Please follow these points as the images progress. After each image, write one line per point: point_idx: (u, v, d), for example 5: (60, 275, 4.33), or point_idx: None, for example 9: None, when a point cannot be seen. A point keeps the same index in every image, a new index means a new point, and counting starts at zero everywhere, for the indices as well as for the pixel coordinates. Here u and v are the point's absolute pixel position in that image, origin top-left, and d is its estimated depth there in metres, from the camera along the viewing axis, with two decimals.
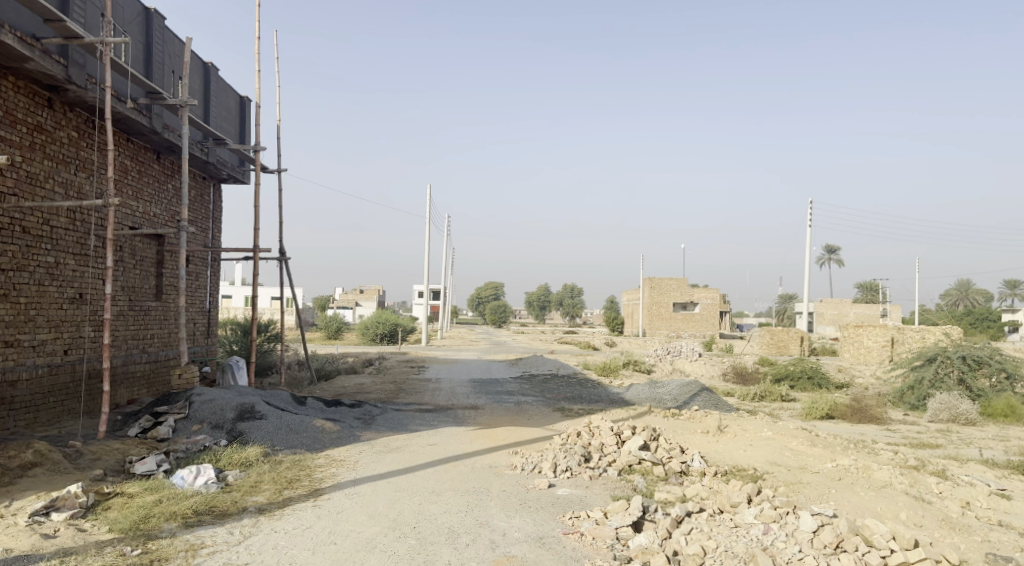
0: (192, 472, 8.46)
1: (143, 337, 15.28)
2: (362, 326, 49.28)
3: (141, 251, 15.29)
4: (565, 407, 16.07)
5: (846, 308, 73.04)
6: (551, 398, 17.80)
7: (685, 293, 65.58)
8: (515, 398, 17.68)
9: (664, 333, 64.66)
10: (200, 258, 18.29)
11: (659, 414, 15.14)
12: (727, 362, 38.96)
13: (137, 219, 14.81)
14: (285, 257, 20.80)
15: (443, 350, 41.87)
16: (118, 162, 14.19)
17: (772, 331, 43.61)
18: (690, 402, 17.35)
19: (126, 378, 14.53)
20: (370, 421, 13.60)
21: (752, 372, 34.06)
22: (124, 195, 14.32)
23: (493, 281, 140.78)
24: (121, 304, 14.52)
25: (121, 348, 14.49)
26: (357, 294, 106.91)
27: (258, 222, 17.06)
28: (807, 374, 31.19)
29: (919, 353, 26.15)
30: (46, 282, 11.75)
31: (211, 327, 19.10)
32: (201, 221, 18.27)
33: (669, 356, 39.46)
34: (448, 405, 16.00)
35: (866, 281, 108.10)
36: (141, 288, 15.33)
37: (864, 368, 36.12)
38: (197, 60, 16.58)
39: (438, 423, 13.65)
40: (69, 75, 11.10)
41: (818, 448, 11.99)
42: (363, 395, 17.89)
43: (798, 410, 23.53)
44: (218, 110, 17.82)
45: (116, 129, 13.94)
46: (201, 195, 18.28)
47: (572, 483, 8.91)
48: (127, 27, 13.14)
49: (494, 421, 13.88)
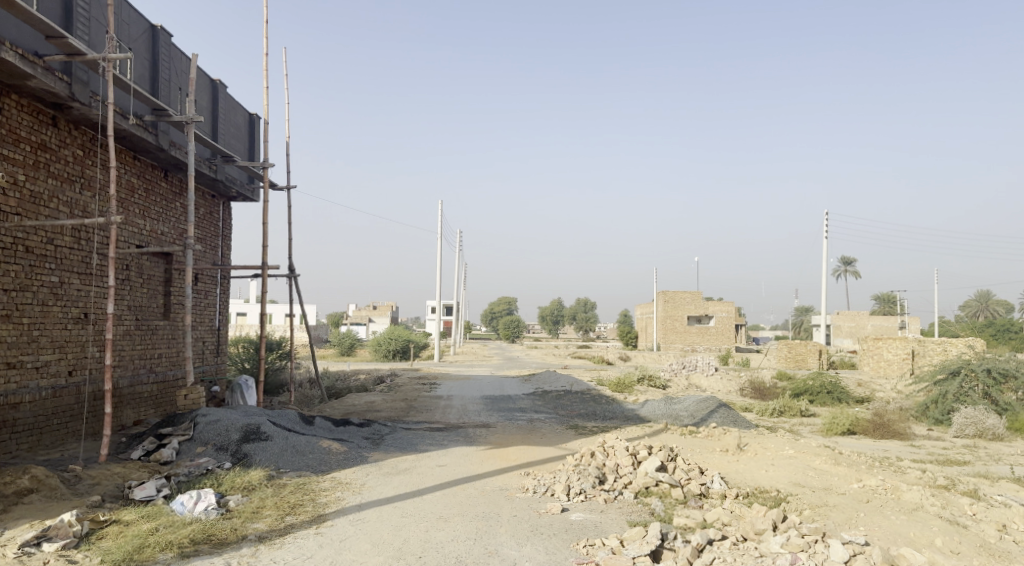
0: (192, 497, 8.18)
1: (149, 358, 15.07)
2: (375, 343, 49.14)
3: (148, 269, 15.11)
4: (579, 425, 15.71)
5: (864, 320, 72.11)
6: (565, 415, 17.43)
7: (700, 306, 65.02)
8: (528, 415, 17.33)
9: (679, 347, 64.07)
10: (209, 276, 18.13)
11: (676, 431, 14.74)
12: (744, 376, 38.35)
13: (144, 238, 14.64)
14: (295, 274, 20.63)
15: (457, 365, 41.66)
16: (125, 180, 14.05)
17: (790, 345, 43.03)
18: (708, 418, 16.94)
19: (133, 399, 14.34)
20: (379, 440, 13.30)
21: (770, 386, 33.49)
22: (130, 214, 14.16)
23: (507, 296, 140.56)
24: (128, 324, 14.33)
25: (128, 369, 14.29)
26: (370, 310, 106.95)
27: (266, 239, 16.86)
28: (827, 389, 30.63)
29: (941, 367, 25.57)
30: (50, 302, 11.57)
31: (221, 345, 18.89)
32: (210, 239, 18.12)
33: (685, 370, 38.98)
34: (459, 424, 15.69)
35: (883, 293, 107.00)
36: (148, 307, 15.13)
37: (885, 381, 35.48)
38: (205, 77, 16.47)
39: (449, 442, 13.32)
40: (72, 92, 10.94)
41: (843, 468, 11.57)
42: (374, 413, 17.61)
43: (819, 426, 22.99)
44: (226, 127, 17.69)
45: (122, 147, 13.81)
46: (210, 213, 18.15)
47: (586, 507, 8.54)
48: (132, 44, 13.01)
49: (506, 440, 13.55)
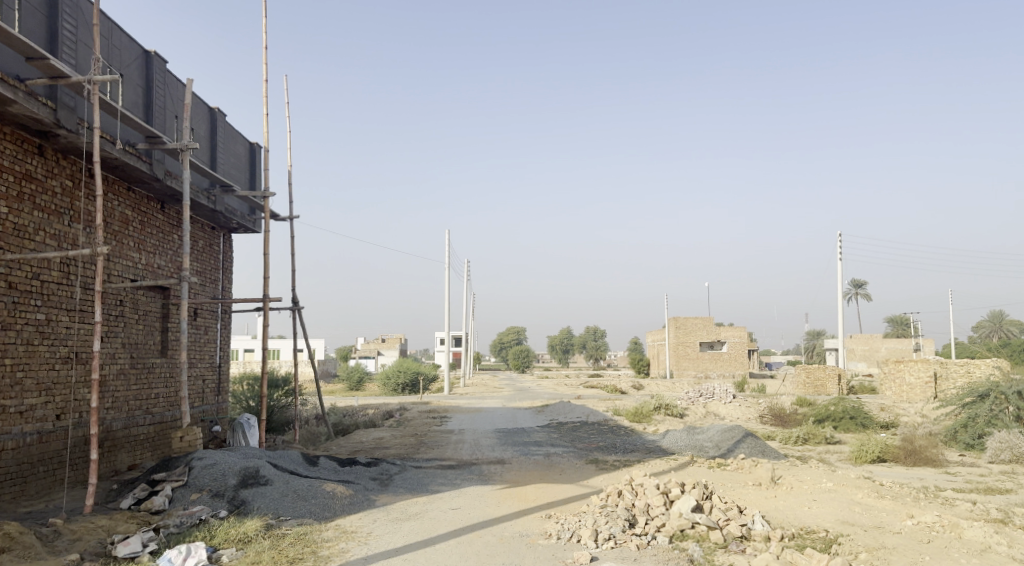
0: (181, 553, 7.41)
1: (146, 398, 14.36)
2: (383, 377, 48.38)
3: (144, 305, 14.48)
4: (598, 459, 14.85)
5: (878, 343, 70.87)
6: (583, 449, 16.57)
7: (712, 332, 64.02)
8: (544, 450, 16.47)
9: (691, 374, 62.93)
10: (208, 312, 17.47)
11: (703, 465, 13.88)
12: (763, 403, 37.27)
13: (140, 272, 14.02)
14: (298, 307, 19.95)
15: (467, 398, 40.76)
16: (119, 212, 13.46)
17: (807, 370, 41.99)
18: (734, 449, 16.05)
19: (128, 442, 13.62)
20: (387, 481, 12.48)
21: (791, 413, 32.45)
22: (125, 246, 13.57)
23: (516, 326, 139.64)
24: (122, 363, 13.66)
25: (123, 411, 13.60)
26: (378, 343, 106.22)
27: (267, 271, 16.20)
28: (849, 415, 29.64)
29: (970, 389, 24.58)
30: (36, 341, 10.90)
31: (223, 383, 18.18)
32: (211, 272, 17.53)
33: (701, 399, 37.96)
34: (472, 460, 14.85)
35: (896, 316, 105.59)
36: (144, 344, 14.46)
37: (909, 406, 34.37)
38: (202, 105, 15.96)
39: (463, 482, 12.50)
40: (58, 119, 10.37)
41: (888, 501, 10.71)
42: (382, 451, 16.79)
43: (847, 455, 22.00)
44: (226, 157, 17.14)
45: (115, 178, 13.24)
46: (210, 245, 17.57)
47: (618, 555, 7.71)
48: (125, 70, 12.51)
49: (523, 478, 12.71)
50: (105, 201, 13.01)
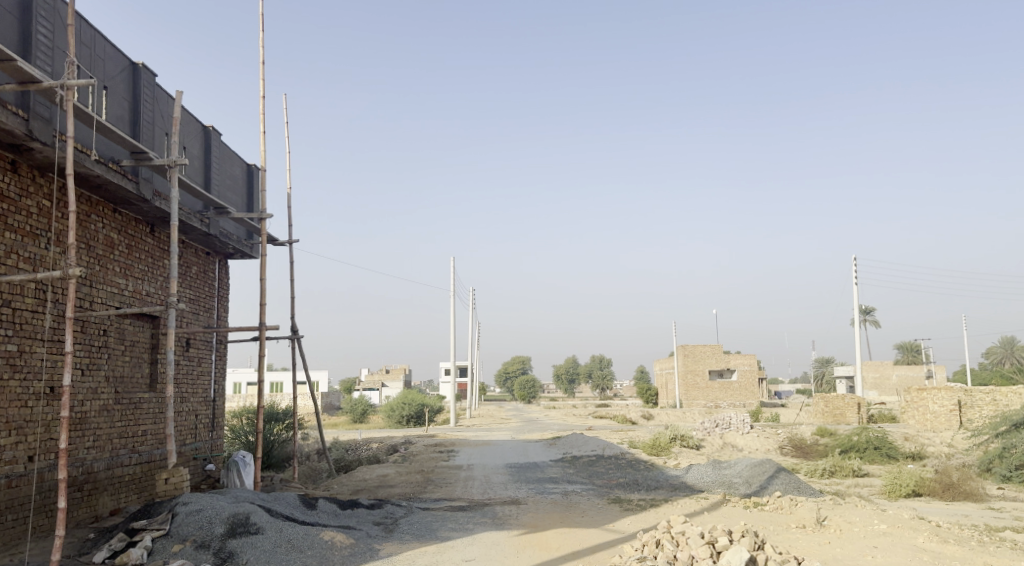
0: None
1: (132, 435, 13.30)
2: (387, 409, 47.11)
3: (131, 334, 13.49)
4: (621, 498, 13.73)
5: (889, 371, 69.38)
6: (603, 486, 15.40)
7: (721, 359, 62.73)
8: (562, 487, 15.31)
9: (701, 403, 61.53)
10: (201, 342, 16.47)
11: (737, 505, 12.77)
12: (781, 433, 35.94)
13: (126, 299, 13.06)
14: (298, 336, 18.94)
15: (474, 430, 39.50)
16: (103, 235, 12.53)
17: (826, 399, 40.73)
18: (767, 485, 14.91)
19: (112, 484, 12.53)
20: (392, 526, 11.35)
21: (812, 445, 31.23)
22: (110, 272, 12.63)
23: (521, 356, 138.19)
24: (106, 398, 12.64)
25: (106, 449, 12.53)
26: (382, 374, 104.95)
27: (264, 297, 15.21)
28: (874, 445, 28.54)
29: (1003, 418, 23.40)
30: (5, 374, 9.86)
31: (217, 418, 17.13)
32: (205, 300, 16.58)
33: (717, 429, 36.65)
34: (484, 501, 13.71)
35: (906, 343, 104.09)
36: (131, 377, 13.46)
37: (934, 435, 33.08)
38: (195, 122, 15.08)
39: (476, 526, 11.34)
40: (31, 130, 9.45)
41: (954, 547, 9.58)
42: (387, 491, 15.63)
43: (878, 489, 20.76)
44: (220, 178, 16.24)
45: (98, 198, 12.33)
46: (204, 272, 16.65)
47: None
48: (110, 81, 11.63)
49: (540, 521, 11.59)
50: (88, 223, 12.11)
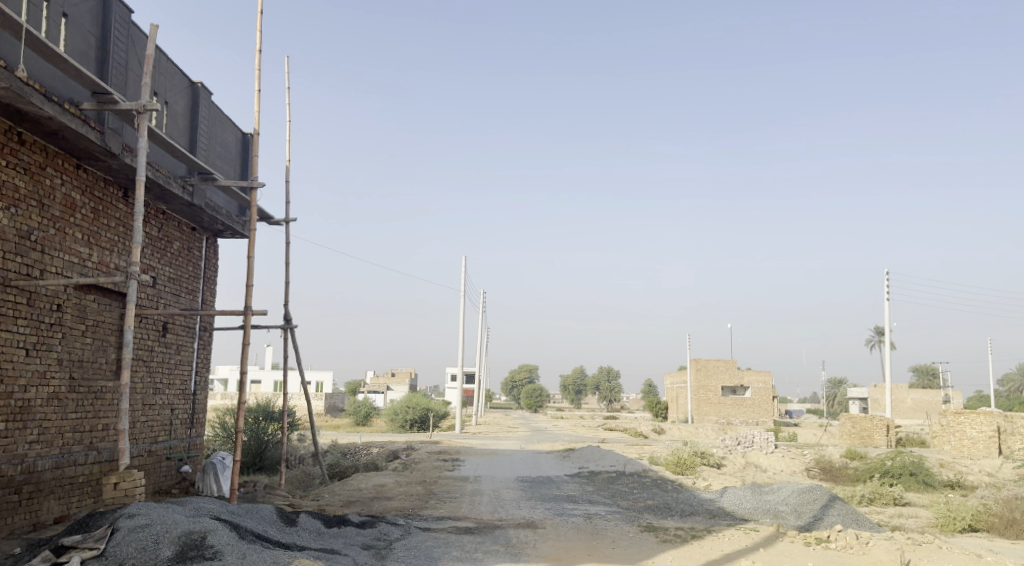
0: None
1: (90, 429, 11.44)
2: (390, 412, 45.16)
3: (94, 314, 11.63)
4: (655, 525, 11.76)
5: (905, 394, 66.97)
6: (630, 509, 13.39)
7: (735, 376, 60.44)
8: (584, 509, 13.30)
9: (713, 420, 59.21)
10: (180, 329, 14.62)
11: (797, 541, 10.84)
12: (807, 454, 33.71)
13: (89, 270, 11.23)
14: (290, 325, 17.04)
15: (481, 437, 37.37)
16: (62, 194, 10.71)
17: (854, 420, 38.51)
18: (823, 519, 12.97)
19: (60, 486, 10.68)
20: (384, 552, 9.41)
21: (841, 469, 29.16)
22: (68, 237, 10.80)
23: (528, 365, 136.19)
24: (57, 384, 10.79)
25: (54, 445, 10.67)
26: (388, 377, 102.75)
27: (251, 277, 13.36)
28: (910, 471, 26.44)
29: None
30: None
31: (197, 415, 15.29)
32: (188, 281, 14.76)
33: (739, 447, 34.46)
34: (494, 522, 11.80)
35: (921, 366, 101.32)
36: (93, 363, 11.60)
37: (971, 463, 30.80)
38: (180, 76, 13.28)
39: (486, 556, 9.36)
40: None
41: None
42: (384, 504, 13.68)
43: (925, 521, 18.68)
44: (208, 142, 14.39)
45: (56, 151, 10.54)
46: (188, 249, 14.83)
47: None
48: (71, 8, 9.85)
49: (564, 552, 9.65)
50: (43, 176, 10.29)
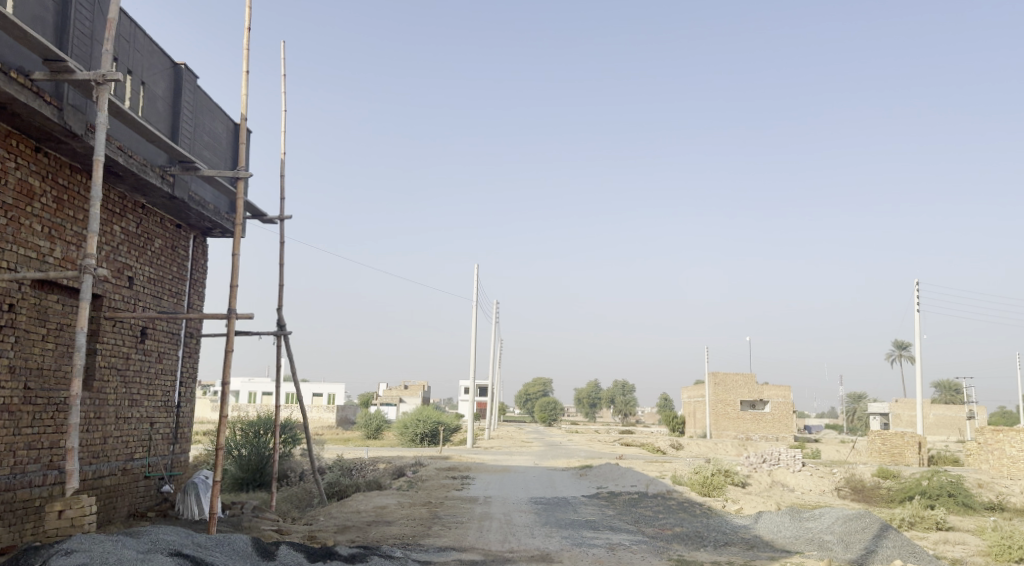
0: None
1: (51, 446, 10.16)
2: (400, 426, 43.75)
3: (58, 316, 10.38)
4: (685, 560, 10.31)
5: (928, 409, 64.75)
6: (655, 538, 11.97)
7: (754, 390, 58.51)
8: (605, 538, 11.87)
9: (732, 436, 57.29)
10: (162, 335, 13.36)
11: None
12: (836, 472, 31.89)
13: (49, 267, 9.98)
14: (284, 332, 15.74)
15: (493, 453, 35.85)
16: (17, 180, 9.50)
17: (884, 436, 36.62)
18: (874, 553, 11.42)
19: (9, 512, 9.38)
20: None
21: (875, 489, 27.37)
22: (24, 229, 9.58)
23: (542, 378, 134.43)
24: (9, 395, 9.54)
25: (3, 465, 9.40)
26: (400, 390, 101.26)
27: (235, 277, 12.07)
28: (949, 492, 24.68)
29: None
30: None
31: (181, 429, 14.00)
32: (171, 283, 13.51)
33: (764, 465, 32.69)
34: (503, 554, 10.38)
35: (944, 382, 98.47)
36: (55, 371, 10.31)
37: (1012, 484, 28.90)
38: (159, 56, 12.11)
39: None
40: None
41: None
42: (382, 531, 12.29)
43: (976, 548, 16.98)
44: (194, 130, 13.19)
45: (9, 131, 9.35)
46: (171, 248, 13.58)
47: None
48: None
49: None
50: None
